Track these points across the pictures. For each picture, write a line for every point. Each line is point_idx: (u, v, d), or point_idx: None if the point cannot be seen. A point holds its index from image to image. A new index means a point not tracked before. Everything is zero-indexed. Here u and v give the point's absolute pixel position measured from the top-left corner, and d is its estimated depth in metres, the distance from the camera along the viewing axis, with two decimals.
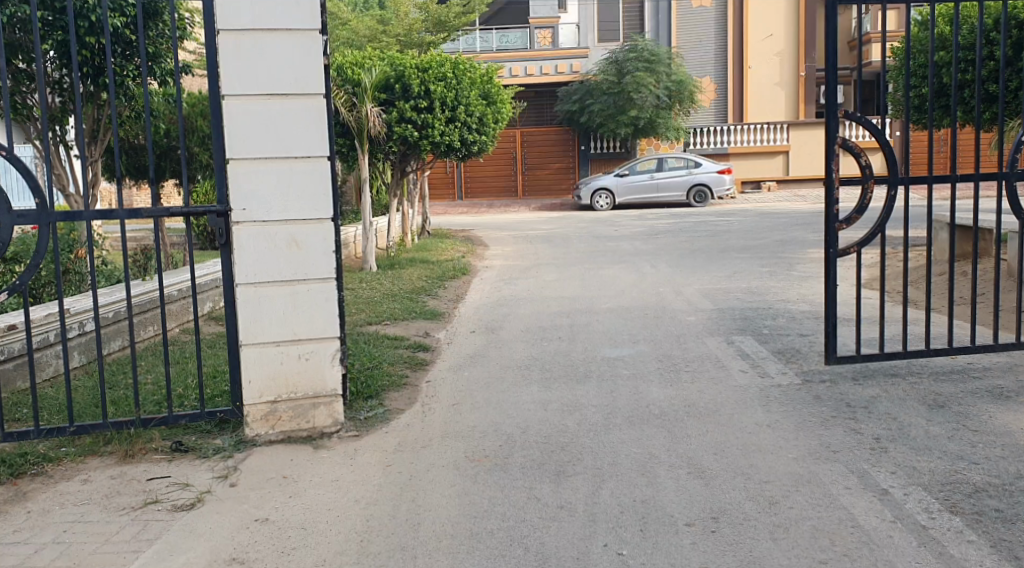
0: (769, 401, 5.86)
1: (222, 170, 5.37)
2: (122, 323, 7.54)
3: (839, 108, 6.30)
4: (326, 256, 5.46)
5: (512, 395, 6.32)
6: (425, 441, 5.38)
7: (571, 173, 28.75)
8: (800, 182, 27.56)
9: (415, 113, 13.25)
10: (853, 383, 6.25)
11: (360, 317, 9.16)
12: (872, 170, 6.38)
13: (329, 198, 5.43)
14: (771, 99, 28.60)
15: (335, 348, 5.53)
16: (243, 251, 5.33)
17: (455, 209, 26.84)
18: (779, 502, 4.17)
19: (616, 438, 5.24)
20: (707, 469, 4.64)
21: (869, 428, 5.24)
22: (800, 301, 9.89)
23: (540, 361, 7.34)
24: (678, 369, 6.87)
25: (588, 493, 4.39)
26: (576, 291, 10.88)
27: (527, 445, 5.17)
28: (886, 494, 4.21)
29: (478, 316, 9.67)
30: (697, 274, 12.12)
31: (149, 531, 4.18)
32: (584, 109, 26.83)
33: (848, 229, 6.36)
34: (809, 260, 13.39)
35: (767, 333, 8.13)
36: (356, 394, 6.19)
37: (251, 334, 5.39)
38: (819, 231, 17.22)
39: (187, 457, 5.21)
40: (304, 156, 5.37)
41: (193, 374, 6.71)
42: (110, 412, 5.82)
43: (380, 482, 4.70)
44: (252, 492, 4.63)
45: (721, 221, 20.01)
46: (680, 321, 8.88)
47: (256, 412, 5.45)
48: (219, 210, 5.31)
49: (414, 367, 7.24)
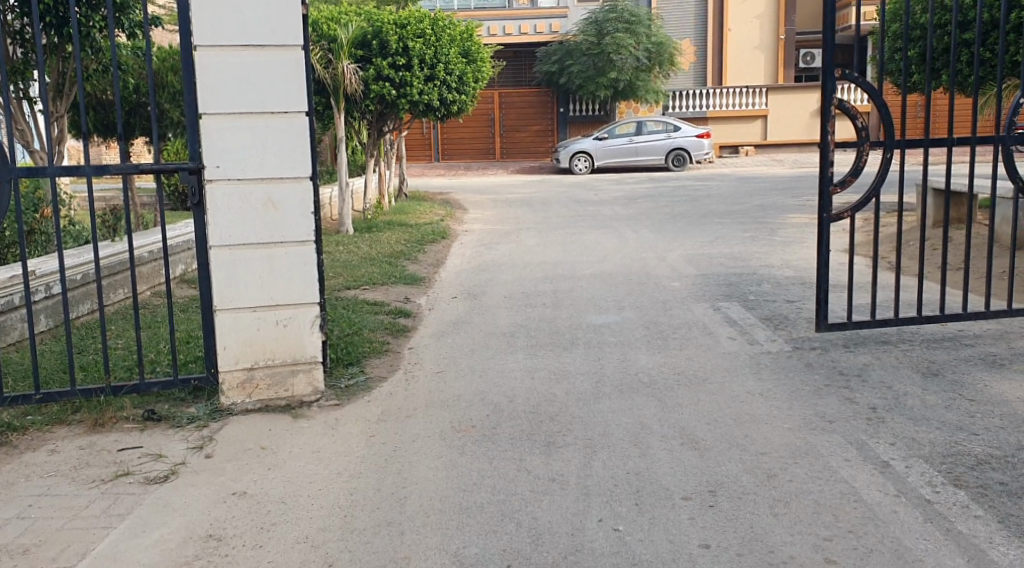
0: (760, 369, 5.73)
1: (194, 125, 5.10)
2: (90, 287, 7.26)
3: (836, 68, 6.10)
4: (304, 218, 5.22)
5: (497, 363, 6.14)
6: (409, 411, 5.20)
7: (549, 136, 28.42)
8: (777, 147, 27.48)
9: (392, 71, 12.95)
10: (844, 350, 6.13)
11: (337, 282, 8.92)
12: (867, 132, 6.21)
13: (307, 156, 5.18)
14: (750, 62, 28.40)
15: (315, 314, 5.32)
16: (217, 211, 5.09)
17: (432, 171, 26.51)
18: (778, 475, 4.04)
19: (606, 407, 5.10)
20: (701, 440, 4.49)
21: (864, 398, 5.12)
22: (784, 267, 9.76)
23: (524, 328, 7.16)
24: (665, 336, 6.72)
25: (580, 465, 4.23)
26: (557, 256, 10.69)
27: (515, 415, 5.01)
28: (887, 467, 4.09)
29: (459, 281, 9.46)
30: (680, 240, 11.96)
31: (121, 506, 3.97)
32: (563, 70, 26.46)
33: (842, 193, 6.19)
34: (791, 225, 13.27)
35: (754, 299, 7.99)
36: (336, 361, 6.00)
37: (226, 298, 5.16)
38: (799, 197, 17.09)
39: (160, 426, 4.99)
40: (281, 112, 5.11)
41: (166, 339, 6.46)
42: (78, 378, 5.58)
43: (363, 454, 4.52)
44: (228, 464, 4.43)
45: (701, 186, 19.86)
46: (665, 287, 8.72)
47: (232, 380, 5.24)
48: (191, 167, 5.05)
49: (395, 334, 7.04)
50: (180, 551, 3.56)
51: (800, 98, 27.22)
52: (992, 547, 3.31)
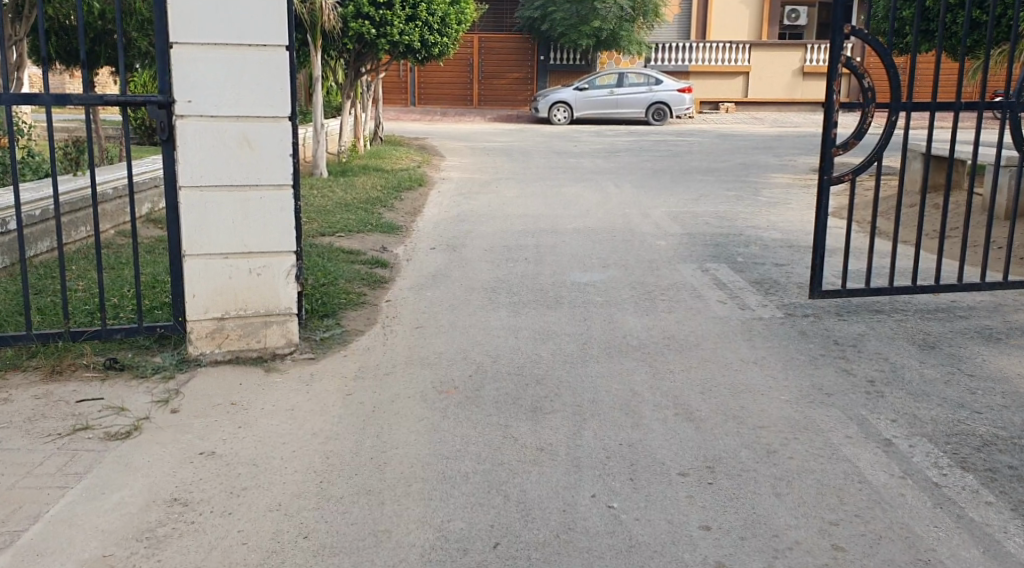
0: (753, 336, 5.54)
1: (165, 56, 4.74)
2: (49, 224, 6.89)
3: (845, 24, 5.80)
4: (282, 160, 4.90)
5: (479, 320, 5.89)
6: (387, 368, 4.94)
7: (528, 84, 27.88)
8: (757, 104, 27.20)
9: (372, 8, 12.40)
10: (837, 318, 5.95)
11: (311, 228, 8.59)
12: (873, 93, 5.95)
13: (286, 94, 4.84)
14: (735, 17, 28.00)
15: (291, 263, 5.03)
16: (188, 149, 4.74)
17: (409, 115, 25.94)
18: (778, 451, 3.85)
19: (594, 371, 4.88)
20: (696, 412, 4.29)
21: (862, 369, 4.94)
22: (771, 228, 9.56)
23: (507, 283, 6.90)
24: (653, 298, 6.51)
25: (569, 435, 4.02)
26: (538, 209, 10.40)
27: (500, 376, 4.78)
28: (890, 445, 3.91)
29: (437, 231, 9.14)
30: (663, 196, 11.71)
31: (78, 464, 3.69)
32: (546, 17, 25.85)
33: (843, 155, 5.96)
34: (775, 185, 13.07)
35: (743, 262, 7.78)
36: (312, 312, 5.73)
37: (196, 243, 4.85)
38: (782, 157, 16.88)
39: (123, 376, 4.69)
40: (259, 45, 4.75)
41: (130, 282, 6.14)
42: (35, 321, 5.25)
43: (340, 414, 4.27)
44: (196, 421, 4.15)
45: (682, 142, 19.58)
46: (651, 245, 8.49)
47: (201, 330, 4.94)
48: (161, 101, 4.71)
49: (372, 285, 6.77)
50: (142, 517, 3.30)
51: (783, 56, 26.86)
52: (1007, 537, 3.15)
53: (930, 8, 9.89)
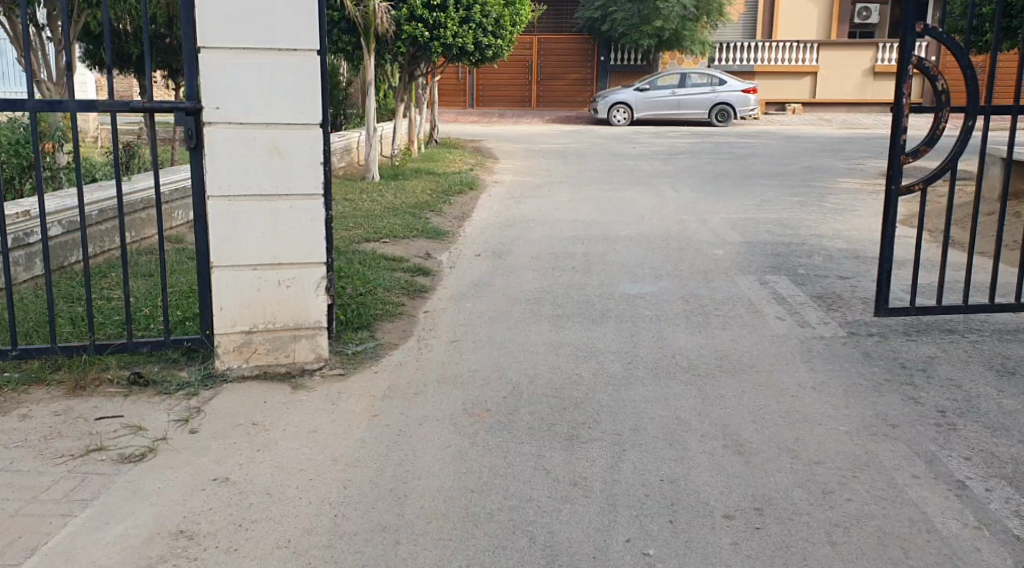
0: (812, 358, 5.16)
1: (193, 60, 4.55)
2: (93, 229, 6.88)
3: (917, 22, 5.38)
4: (313, 169, 4.69)
5: (520, 335, 5.63)
6: (419, 386, 4.71)
7: (588, 85, 27.54)
8: (825, 105, 26.43)
9: (426, 11, 12.24)
10: (905, 338, 5.52)
11: (356, 234, 8.45)
12: (948, 96, 5.51)
13: (318, 100, 4.63)
14: (803, 16, 27.26)
15: (322, 275, 4.82)
16: (216, 157, 4.56)
17: (467, 117, 25.79)
18: (836, 491, 3.50)
19: (638, 395, 4.57)
20: (747, 444, 3.96)
21: (931, 398, 4.53)
22: (836, 237, 9.10)
23: (551, 294, 6.63)
24: (706, 312, 6.16)
25: (606, 468, 3.73)
26: (591, 215, 10.10)
27: (536, 399, 4.51)
28: (963, 488, 3.52)
29: (484, 237, 8.92)
30: (723, 202, 11.29)
31: (87, 489, 3.51)
32: (606, 17, 25.46)
33: (914, 163, 5.53)
34: (842, 190, 12.54)
35: (804, 273, 7.38)
36: (345, 324, 5.53)
37: (224, 254, 4.66)
38: (850, 160, 16.26)
39: (146, 392, 4.53)
40: (290, 49, 4.56)
41: (165, 290, 6.01)
42: (65, 333, 5.14)
43: (364, 438, 4.03)
44: (215, 443, 3.95)
45: (745, 144, 19.03)
46: (707, 254, 8.12)
47: (228, 343, 4.76)
48: (188, 107, 4.52)
49: (412, 295, 6.56)
50: (143, 551, 3.10)
51: (853, 55, 26.04)
52: None
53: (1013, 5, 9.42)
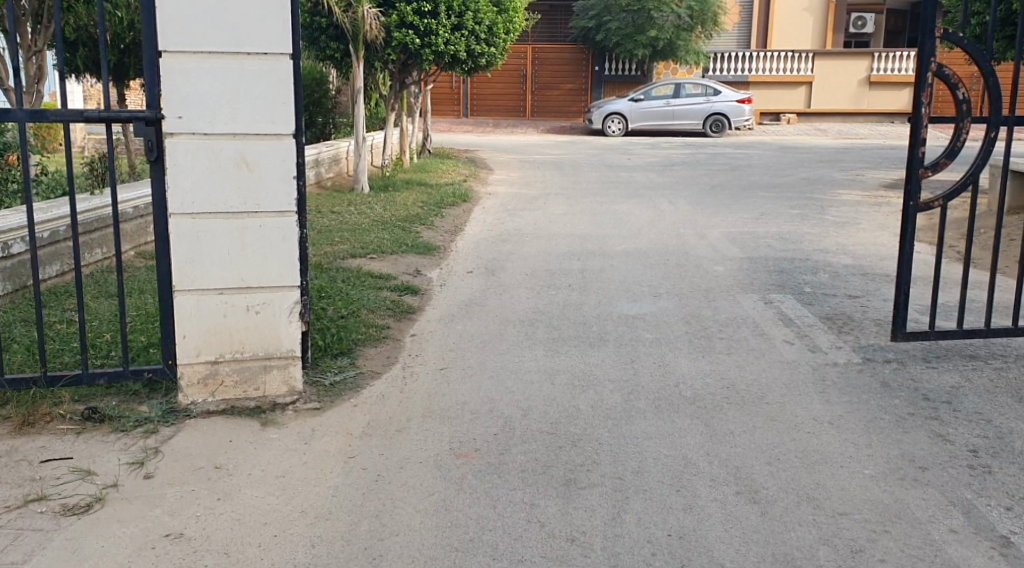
0: (827, 389, 4.77)
1: (153, 65, 4.16)
2: (60, 246, 6.49)
3: (937, 25, 4.98)
4: (285, 185, 4.30)
5: (512, 360, 5.23)
6: (402, 422, 4.30)
7: (582, 94, 27.18)
8: (820, 115, 26.16)
9: (417, 18, 11.90)
10: (924, 366, 5.14)
11: (342, 249, 8.04)
12: (969, 105, 5.13)
13: (290, 108, 4.24)
14: (797, 25, 27.01)
15: (294, 300, 4.42)
16: (178, 171, 4.17)
17: (460, 127, 25.43)
18: (867, 551, 3.12)
19: (640, 431, 4.18)
20: (763, 490, 3.57)
21: (960, 435, 4.15)
22: (841, 252, 8.74)
23: (545, 315, 6.23)
24: (710, 336, 5.77)
25: (606, 520, 3.34)
26: (586, 228, 9.72)
27: (530, 436, 4.11)
28: (1008, 546, 3.15)
29: (476, 252, 8.53)
30: (721, 215, 10.94)
31: (21, 549, 3.11)
32: (600, 26, 25.13)
33: (933, 177, 5.16)
34: (842, 202, 12.20)
35: (811, 293, 7.00)
36: (324, 349, 5.13)
37: (187, 277, 4.27)
38: (849, 170, 15.94)
39: (100, 430, 4.12)
40: (258, 54, 4.17)
41: (131, 314, 5.58)
42: (17, 363, 4.72)
43: (338, 485, 3.63)
44: (171, 490, 3.55)
45: (742, 154, 18.71)
46: (707, 271, 7.75)
47: (192, 374, 4.35)
48: (147, 116, 4.12)
49: (398, 316, 6.15)
50: None
51: (847, 65, 25.80)
52: None
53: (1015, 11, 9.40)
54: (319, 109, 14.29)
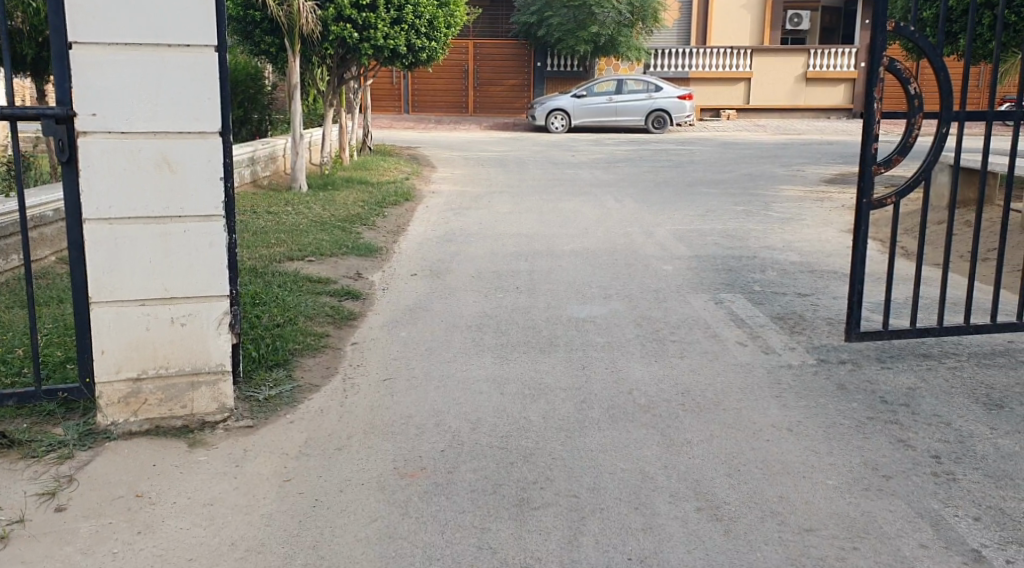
0: (785, 393, 4.62)
1: (63, 58, 3.81)
2: None
3: (888, 19, 4.86)
4: (211, 187, 4.00)
5: (458, 369, 4.98)
6: (342, 440, 4.04)
7: (524, 91, 26.99)
8: (759, 111, 26.35)
9: (355, 11, 11.53)
10: (879, 367, 5.03)
11: (279, 251, 7.70)
12: (921, 100, 5.02)
13: (215, 104, 3.94)
14: (736, 22, 27.19)
15: (223, 311, 4.12)
16: (92, 173, 3.83)
17: (401, 123, 25.03)
18: None
19: (595, 443, 3.97)
20: (725, 505, 3.40)
21: (921, 440, 4.03)
22: (787, 249, 8.67)
23: (492, 320, 6.00)
24: (662, 339, 5.60)
25: (562, 544, 3.13)
26: (532, 227, 9.51)
27: (478, 452, 3.88)
28: (980, 562, 3.02)
29: (419, 253, 8.26)
30: (667, 212, 10.83)
31: None
32: (542, 22, 24.95)
33: (886, 173, 5.05)
34: (786, 198, 12.19)
35: (760, 292, 6.89)
36: (259, 361, 4.82)
37: (104, 288, 3.94)
38: (790, 166, 16.02)
39: (8, 457, 3.77)
40: (179, 47, 3.86)
41: (45, 327, 5.18)
42: None
43: (271, 513, 3.36)
44: (85, 525, 3.24)
45: (684, 150, 18.72)
46: (656, 270, 7.60)
47: (112, 394, 4.02)
48: (56, 114, 3.77)
49: (338, 323, 5.86)
50: None
51: (785, 62, 26.04)
52: None
53: (954, 8, 9.45)
54: (254, 105, 13.83)
